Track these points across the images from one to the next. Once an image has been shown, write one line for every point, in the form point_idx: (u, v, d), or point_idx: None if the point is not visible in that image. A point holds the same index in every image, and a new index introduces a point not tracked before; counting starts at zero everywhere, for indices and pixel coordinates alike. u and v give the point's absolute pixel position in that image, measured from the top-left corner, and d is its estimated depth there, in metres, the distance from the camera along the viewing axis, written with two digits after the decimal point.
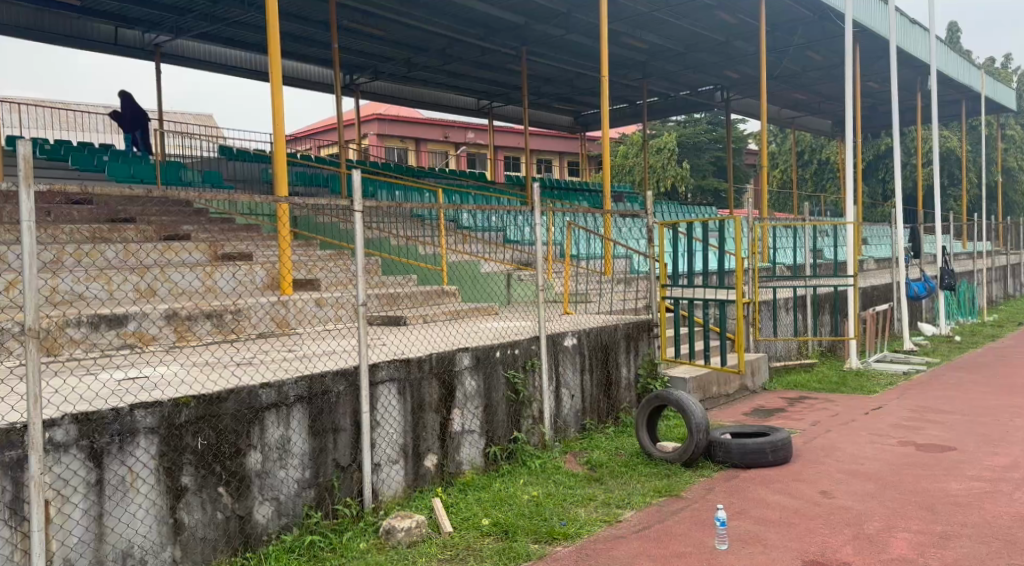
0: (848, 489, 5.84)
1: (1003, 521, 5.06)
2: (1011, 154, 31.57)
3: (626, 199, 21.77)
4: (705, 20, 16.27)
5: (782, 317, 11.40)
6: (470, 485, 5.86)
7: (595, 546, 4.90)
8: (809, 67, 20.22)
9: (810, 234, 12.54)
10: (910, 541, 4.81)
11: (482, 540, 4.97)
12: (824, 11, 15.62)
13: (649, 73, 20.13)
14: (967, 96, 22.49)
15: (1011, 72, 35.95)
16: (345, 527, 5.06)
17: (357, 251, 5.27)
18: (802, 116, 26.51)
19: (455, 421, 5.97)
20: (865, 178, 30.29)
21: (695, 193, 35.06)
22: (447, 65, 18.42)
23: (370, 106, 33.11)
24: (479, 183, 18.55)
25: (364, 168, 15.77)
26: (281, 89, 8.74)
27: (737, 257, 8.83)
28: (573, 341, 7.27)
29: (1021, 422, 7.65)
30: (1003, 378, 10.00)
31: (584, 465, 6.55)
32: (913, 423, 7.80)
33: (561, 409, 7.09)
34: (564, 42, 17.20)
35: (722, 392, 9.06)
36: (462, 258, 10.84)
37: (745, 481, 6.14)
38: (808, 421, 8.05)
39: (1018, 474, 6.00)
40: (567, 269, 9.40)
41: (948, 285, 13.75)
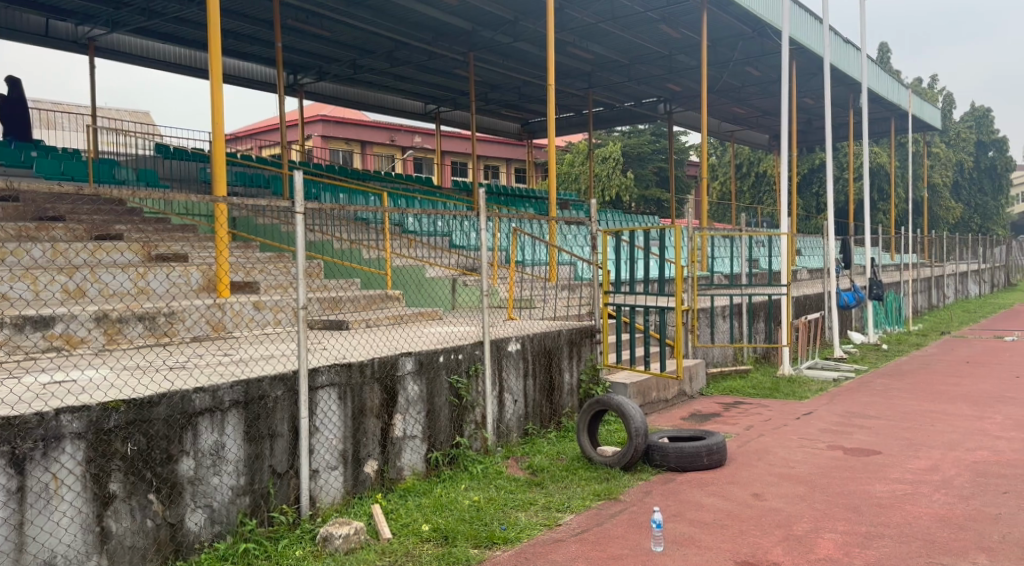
0: (778, 491, 6.02)
1: (923, 522, 5.28)
2: (937, 171, 33.03)
3: (571, 207, 21.97)
4: (649, 33, 16.57)
5: (719, 324, 11.67)
6: (410, 490, 5.82)
7: (534, 549, 4.94)
8: (748, 82, 20.79)
9: (747, 244, 12.92)
10: (836, 542, 4.99)
11: (421, 546, 4.94)
12: (762, 28, 16.07)
13: (594, 83, 20.39)
14: (896, 114, 23.46)
15: (937, 92, 37.63)
16: (281, 535, 4.98)
17: (297, 253, 5.19)
18: (740, 129, 27.22)
19: (397, 426, 5.93)
20: (801, 191, 31.27)
21: (638, 202, 35.62)
22: (393, 69, 18.33)
23: (315, 106, 32.72)
24: (424, 187, 18.47)
25: (306, 169, 15.54)
26: (221, 87, 8.56)
27: (678, 264, 8.95)
28: (516, 346, 7.31)
29: (941, 427, 8.01)
30: (926, 384, 10.46)
31: (525, 470, 6.58)
32: (841, 427, 8.08)
33: (504, 414, 7.11)
34: (511, 49, 17.30)
35: (661, 397, 9.22)
36: (405, 262, 10.78)
37: (682, 483, 6.27)
38: (743, 425, 8.27)
39: (937, 477, 6.28)
40: (512, 275, 9.39)
41: (876, 295, 14.32)
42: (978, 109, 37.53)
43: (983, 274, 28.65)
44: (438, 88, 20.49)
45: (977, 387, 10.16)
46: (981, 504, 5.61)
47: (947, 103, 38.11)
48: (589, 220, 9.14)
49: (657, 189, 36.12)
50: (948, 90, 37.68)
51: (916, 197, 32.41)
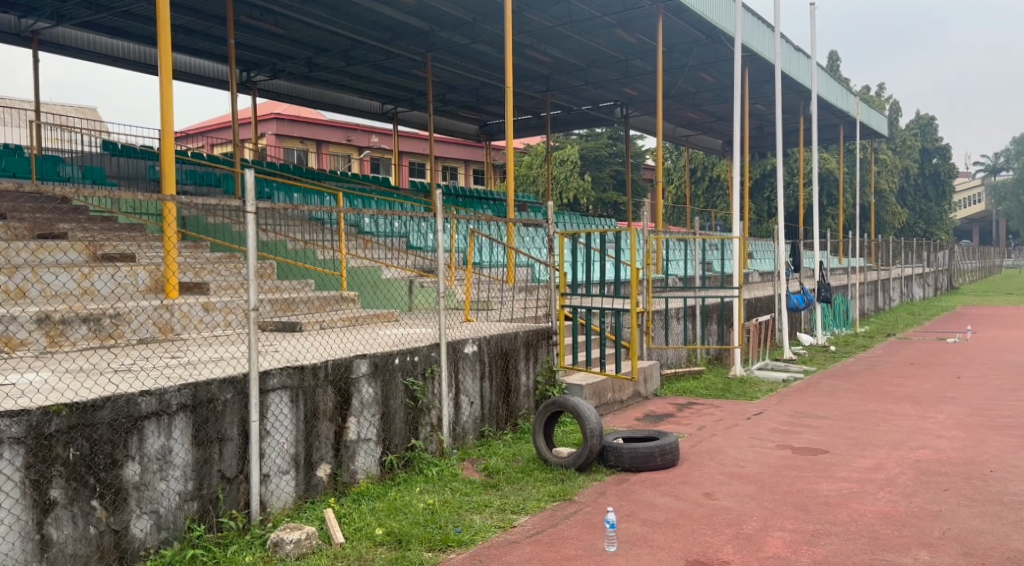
0: (728, 490, 6.12)
1: (868, 519, 5.42)
2: (884, 177, 34.01)
3: (528, 209, 22.02)
4: (605, 37, 16.72)
5: (673, 326, 11.83)
6: (364, 494, 5.76)
7: (488, 552, 4.93)
8: (702, 88, 21.12)
9: (700, 246, 13.11)
10: (784, 540, 5.08)
11: (374, 550, 4.89)
12: (716, 35, 16.34)
13: (551, 86, 20.49)
14: (845, 121, 24.07)
15: (884, 100, 38.73)
16: (230, 541, 4.88)
17: (249, 253, 5.11)
18: (695, 135, 27.62)
19: (351, 429, 5.87)
20: (753, 196, 31.95)
21: (595, 205, 35.92)
22: (350, 68, 18.16)
23: (270, 104, 32.23)
24: (381, 188, 18.32)
25: (259, 168, 15.28)
26: (171, 82, 8.37)
27: (633, 266, 9.01)
28: (473, 348, 7.29)
29: (885, 426, 8.23)
30: (873, 385, 10.74)
31: (481, 472, 6.56)
32: (790, 427, 8.26)
33: (460, 416, 7.09)
34: (468, 50, 17.29)
35: (616, 398, 9.30)
36: (360, 262, 10.69)
37: (636, 483, 6.33)
38: (695, 425, 8.39)
39: (882, 475, 6.45)
40: (468, 276, 9.35)
41: (824, 298, 14.69)
42: (922, 117, 38.68)
43: (927, 277, 29.60)
44: (395, 88, 20.37)
45: (920, 387, 10.48)
46: (923, 501, 5.77)
47: (894, 111, 39.23)
48: (546, 222, 9.15)
49: (614, 192, 36.48)
50: (894, 98, 38.79)
51: (863, 202, 33.33)
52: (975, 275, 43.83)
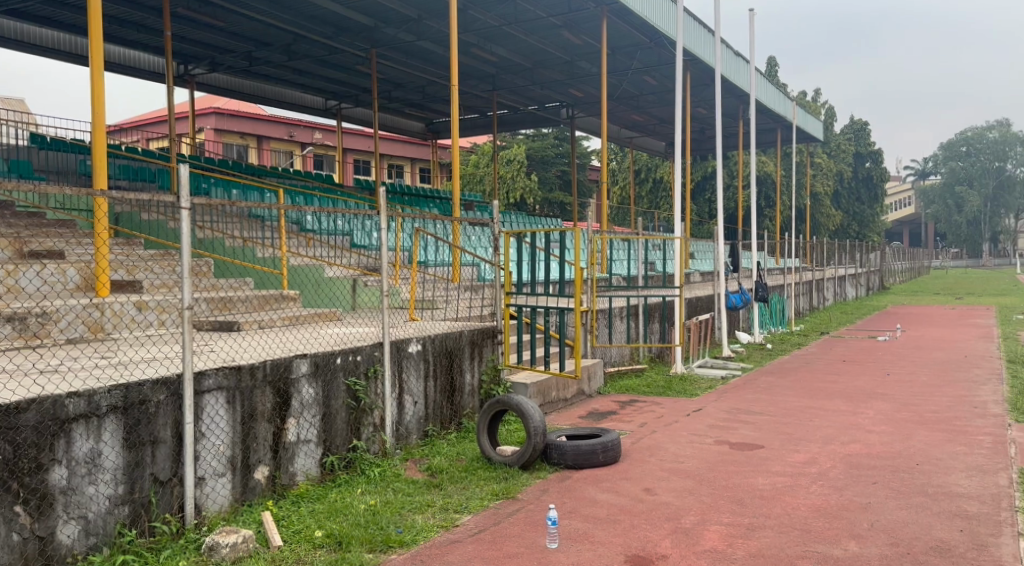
0: (668, 486, 6.23)
1: (801, 512, 5.58)
2: (819, 180, 35.08)
3: (475, 208, 22.00)
4: (551, 38, 16.83)
5: (617, 325, 11.96)
6: (304, 497, 5.67)
7: (430, 552, 4.91)
8: (646, 91, 21.44)
9: (643, 246, 13.31)
10: (721, 533, 5.20)
11: (313, 553, 4.82)
12: (659, 38, 16.60)
13: (497, 86, 20.52)
14: (782, 126, 24.71)
15: (820, 105, 39.97)
16: (163, 546, 4.76)
17: (183, 250, 4.98)
18: (639, 136, 28.01)
19: (290, 430, 5.77)
20: (695, 197, 32.60)
21: (542, 205, 36.10)
22: (292, 63, 17.86)
23: (209, 98, 31.47)
24: (324, 185, 18.06)
25: (197, 163, 14.87)
26: (102, 74, 8.09)
27: (577, 265, 9.08)
28: (417, 347, 7.25)
29: (818, 421, 8.50)
30: (808, 382, 11.08)
31: (424, 472, 6.53)
32: (727, 423, 8.45)
33: (404, 416, 7.04)
34: (414, 48, 17.19)
35: (560, 396, 9.36)
36: (301, 261, 10.51)
37: (577, 481, 6.38)
38: (637, 422, 8.51)
39: (814, 469, 6.65)
40: (413, 275, 9.27)
41: (761, 297, 15.08)
42: (856, 123, 39.63)
43: (859, 277, 30.71)
44: (339, 84, 20.12)
45: (852, 384, 10.85)
46: (853, 494, 5.98)
47: (829, 117, 40.46)
48: (491, 221, 9.13)
49: (560, 192, 36.73)
50: (830, 103, 39.98)
51: (799, 204, 34.33)
52: (905, 275, 45.57)
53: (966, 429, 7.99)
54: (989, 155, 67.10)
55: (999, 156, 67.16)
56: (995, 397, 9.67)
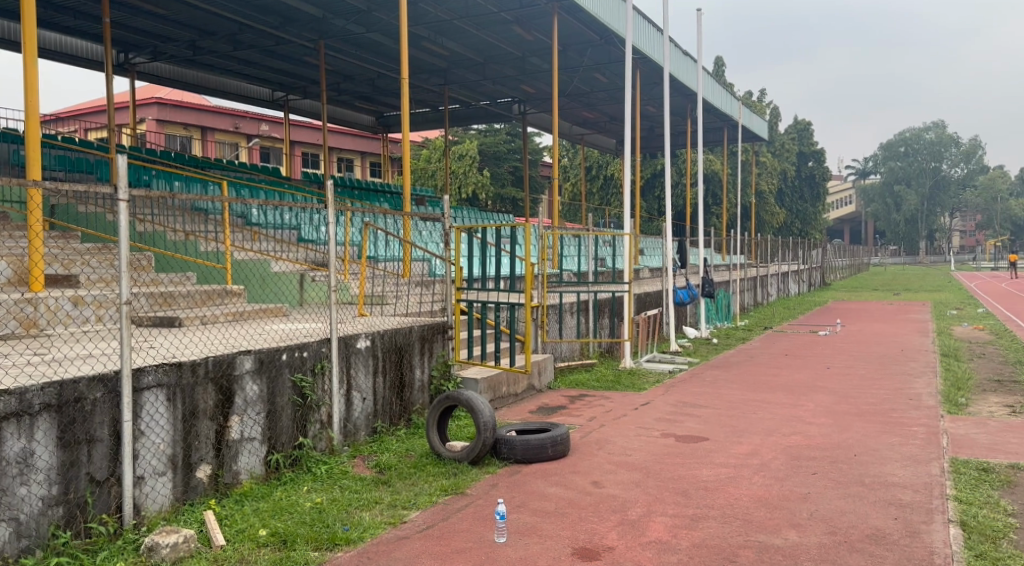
0: (615, 478, 6.31)
1: (743, 503, 5.71)
2: (764, 178, 35.88)
3: (426, 203, 21.86)
4: (502, 33, 16.83)
5: (567, 320, 12.03)
6: (248, 495, 5.58)
7: (377, 549, 4.87)
8: (596, 88, 21.61)
9: (593, 242, 13.42)
10: (666, 524, 5.30)
11: (257, 552, 4.74)
12: (609, 36, 16.74)
13: (448, 80, 20.43)
14: (729, 124, 25.17)
15: (765, 105, 40.88)
16: (100, 547, 4.63)
17: (121, 244, 4.85)
18: (590, 133, 28.22)
19: (234, 428, 5.67)
20: (645, 195, 33.02)
21: (494, 200, 36.09)
22: (238, 54, 17.49)
23: (151, 88, 30.61)
24: (271, 178, 17.73)
25: (138, 154, 14.45)
26: (35, 62, 7.79)
27: (528, 261, 9.10)
28: (366, 343, 7.18)
29: (760, 414, 8.71)
30: (752, 375, 11.34)
31: (372, 469, 6.48)
32: (674, 416, 8.60)
33: (352, 413, 6.96)
34: (363, 40, 16.99)
35: (510, 391, 9.37)
36: (247, 255, 10.29)
37: (526, 475, 6.41)
38: (586, 416, 8.59)
39: (756, 461, 6.81)
40: (363, 270, 9.15)
41: (708, 293, 15.37)
42: (800, 122, 40.81)
43: (801, 273, 31.48)
44: (287, 75, 19.77)
45: (793, 377, 11.14)
46: (794, 484, 6.14)
47: (774, 117, 41.39)
48: (443, 216, 9.07)
49: (511, 187, 36.78)
50: (775, 104, 40.92)
51: (745, 202, 35.09)
52: (846, 272, 46.88)
53: (901, 420, 8.28)
54: (926, 155, 69.41)
55: (935, 156, 69.57)
56: (928, 389, 10.05)
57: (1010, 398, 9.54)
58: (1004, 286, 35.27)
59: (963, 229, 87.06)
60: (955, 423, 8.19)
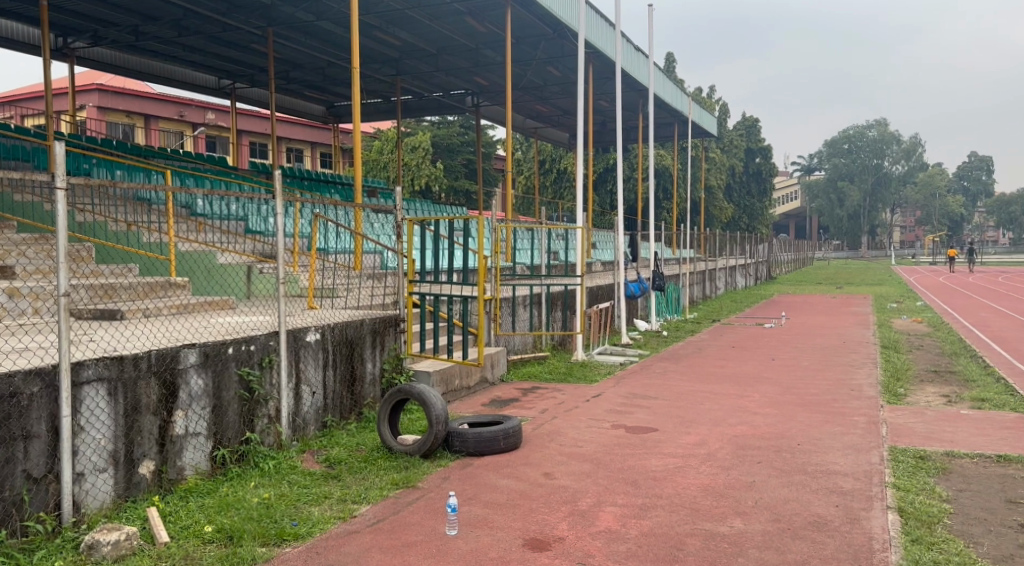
0: (566, 469, 6.37)
1: (691, 492, 5.82)
2: (713, 174, 36.46)
3: (378, 195, 21.60)
4: (455, 24, 16.74)
5: (520, 313, 12.03)
6: (193, 491, 5.47)
7: (326, 543, 4.83)
8: (549, 82, 21.67)
9: (546, 235, 13.44)
10: (616, 513, 5.37)
11: (202, 548, 4.66)
12: (562, 30, 16.78)
13: (401, 71, 20.25)
14: (679, 120, 25.47)
15: (714, 101, 41.51)
16: (37, 546, 4.49)
17: (58, 233, 4.69)
18: (544, 127, 28.28)
19: (178, 423, 5.55)
20: (597, 189, 33.24)
21: (447, 193, 35.92)
22: (182, 40, 17.04)
23: (91, 74, 29.62)
24: (218, 167, 17.34)
25: (77, 141, 13.97)
26: None
27: (481, 253, 9.06)
28: (315, 336, 7.08)
29: (708, 405, 8.88)
30: (700, 367, 11.54)
31: (322, 463, 6.41)
32: (625, 407, 8.70)
33: (300, 407, 6.86)
34: (314, 28, 16.73)
35: (463, 384, 9.36)
36: (191, 247, 10.06)
37: (478, 467, 6.42)
38: (538, 408, 8.65)
39: (704, 450, 6.95)
40: (313, 262, 8.97)
41: (659, 286, 15.57)
42: (748, 119, 41.54)
43: (748, 267, 32.10)
44: (234, 62, 19.33)
45: (739, 368, 11.38)
46: (740, 473, 6.29)
47: (723, 113, 42.01)
48: (395, 208, 8.94)
49: (465, 180, 36.65)
50: (723, 101, 41.58)
51: (695, 197, 35.65)
52: (791, 266, 47.97)
53: (843, 410, 8.52)
54: (868, 153, 71.13)
55: (877, 154, 71.58)
56: (868, 380, 10.37)
57: (945, 388, 9.91)
58: (941, 280, 36.59)
59: (904, 225, 89.78)
60: (894, 413, 8.47)
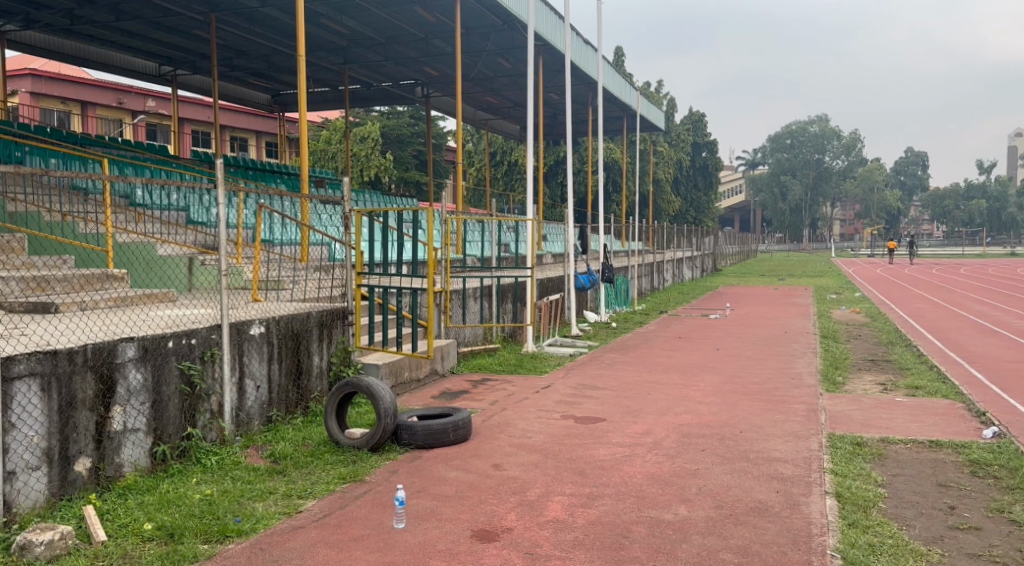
0: (515, 461, 6.39)
1: (637, 480, 5.90)
2: (661, 167, 36.94)
3: (327, 185, 21.24)
4: (404, 13, 16.58)
5: (470, 304, 11.99)
6: (132, 488, 5.33)
7: (270, 539, 4.75)
8: (500, 73, 21.65)
9: (497, 227, 13.42)
10: (564, 503, 5.41)
11: (141, 547, 4.55)
12: (512, 21, 16.75)
13: (349, 60, 19.98)
14: (627, 114, 25.70)
15: (662, 95, 42.04)
16: None
17: None
18: (494, 119, 28.22)
19: (116, 419, 5.40)
20: (547, 180, 33.40)
21: (397, 184, 35.61)
22: (120, 24, 16.51)
23: (23, 58, 28.47)
24: (159, 157, 16.85)
25: (9, 128, 13.43)
26: None
27: (430, 245, 8.99)
28: (260, 329, 6.95)
29: (655, 394, 9.01)
30: (647, 357, 11.70)
31: (266, 459, 6.29)
32: (574, 398, 8.78)
33: (244, 402, 6.73)
34: (257, 14, 16.37)
35: (413, 376, 9.31)
36: (130, 238, 9.76)
37: (427, 460, 6.39)
38: (488, 400, 8.66)
39: (650, 439, 7.05)
40: (257, 253, 8.74)
41: (608, 278, 15.71)
42: (695, 113, 42.16)
43: (695, 259, 32.62)
44: (175, 49, 18.80)
45: (685, 358, 11.59)
46: (685, 461, 6.40)
47: (671, 107, 42.54)
48: (343, 199, 8.78)
49: (415, 172, 36.38)
50: (671, 96, 42.11)
51: (643, 190, 36.08)
52: (736, 259, 48.93)
53: (784, 398, 8.75)
54: (810, 148, 73.58)
55: (818, 149, 73.72)
56: (809, 368, 10.67)
57: (882, 376, 10.25)
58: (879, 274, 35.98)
59: (844, 218, 92.35)
60: (833, 400, 8.73)
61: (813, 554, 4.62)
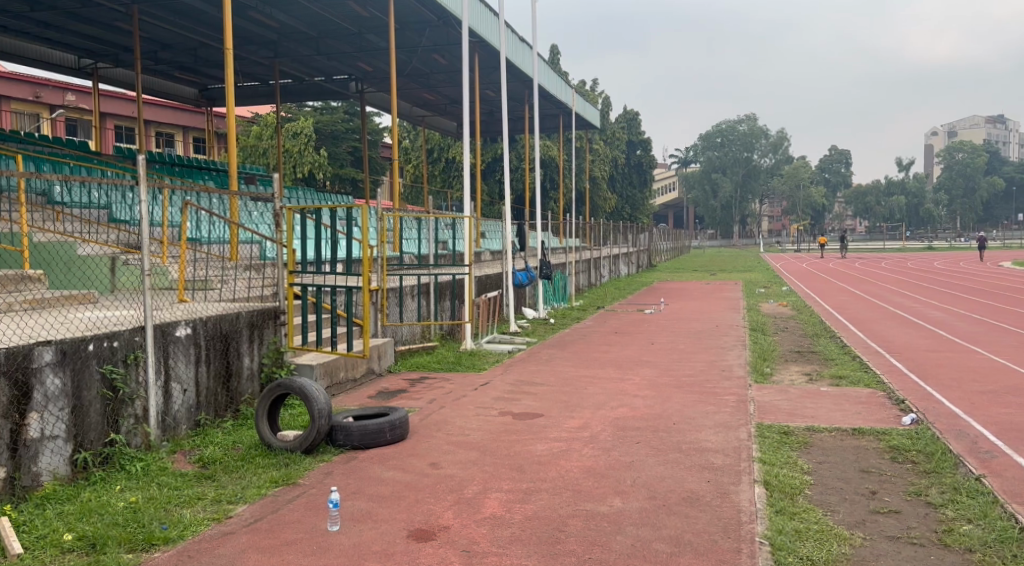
0: (452, 459, 6.37)
1: (573, 474, 5.97)
2: (597, 165, 37.38)
3: (257, 181, 20.66)
4: (336, 8, 16.34)
5: (407, 303, 11.87)
6: (51, 498, 5.12)
7: (198, 546, 4.62)
8: (436, 69, 21.54)
9: (432, 225, 13.34)
10: (500, 499, 5.43)
11: (61, 558, 4.38)
12: (447, 17, 16.68)
13: (279, 54, 19.55)
14: (563, 112, 25.89)
15: (597, 94, 42.52)
16: None
17: None
18: (431, 116, 28.03)
19: (32, 426, 5.17)
20: (485, 178, 33.46)
21: (332, 181, 35.09)
22: (36, 15, 15.80)
23: None
24: (78, 152, 16.14)
25: None
26: None
27: (365, 242, 8.84)
28: (186, 331, 6.74)
29: (592, 389, 9.11)
30: (584, 353, 11.85)
31: (194, 464, 6.13)
32: (511, 394, 8.81)
33: (171, 406, 6.53)
34: (183, 7, 15.87)
35: (349, 376, 9.18)
36: (46, 238, 9.36)
37: (364, 461, 6.32)
38: (426, 399, 8.60)
39: (586, 433, 7.13)
40: (183, 253, 8.45)
41: (545, 275, 15.84)
42: (629, 112, 42.85)
43: (630, 256, 33.13)
44: (94, 41, 18.07)
45: (621, 353, 11.76)
46: (620, 454, 6.50)
47: (606, 106, 43.09)
48: (274, 197, 8.56)
49: (350, 169, 35.92)
50: (606, 95, 42.64)
51: (580, 188, 36.46)
52: (671, 254, 50.03)
53: (716, 390, 8.97)
54: (740, 146, 75.03)
55: (747, 147, 75.46)
56: (739, 360, 10.97)
57: (807, 367, 10.62)
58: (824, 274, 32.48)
59: (773, 214, 95.26)
60: (762, 391, 9.01)
61: (743, 541, 4.75)
